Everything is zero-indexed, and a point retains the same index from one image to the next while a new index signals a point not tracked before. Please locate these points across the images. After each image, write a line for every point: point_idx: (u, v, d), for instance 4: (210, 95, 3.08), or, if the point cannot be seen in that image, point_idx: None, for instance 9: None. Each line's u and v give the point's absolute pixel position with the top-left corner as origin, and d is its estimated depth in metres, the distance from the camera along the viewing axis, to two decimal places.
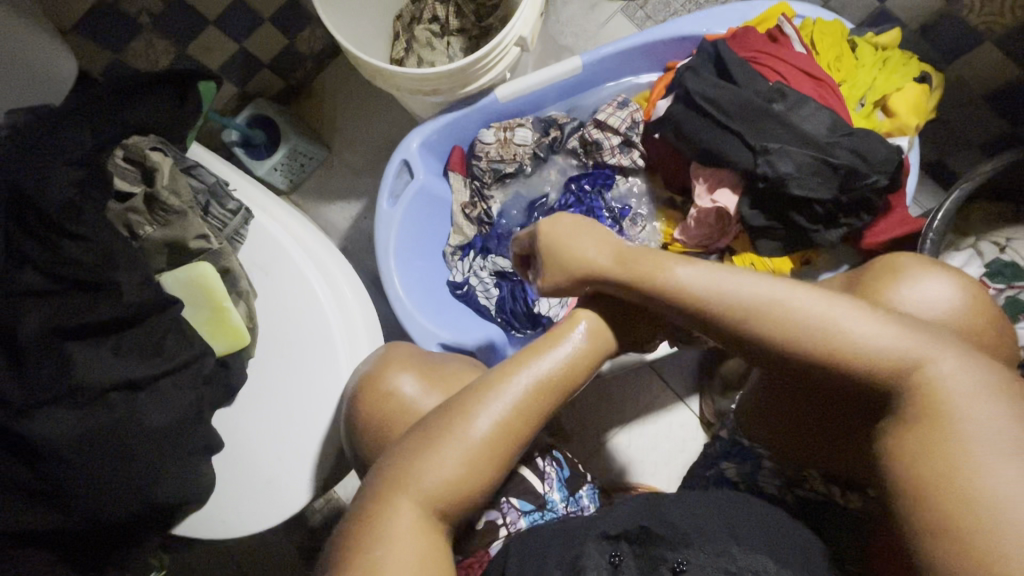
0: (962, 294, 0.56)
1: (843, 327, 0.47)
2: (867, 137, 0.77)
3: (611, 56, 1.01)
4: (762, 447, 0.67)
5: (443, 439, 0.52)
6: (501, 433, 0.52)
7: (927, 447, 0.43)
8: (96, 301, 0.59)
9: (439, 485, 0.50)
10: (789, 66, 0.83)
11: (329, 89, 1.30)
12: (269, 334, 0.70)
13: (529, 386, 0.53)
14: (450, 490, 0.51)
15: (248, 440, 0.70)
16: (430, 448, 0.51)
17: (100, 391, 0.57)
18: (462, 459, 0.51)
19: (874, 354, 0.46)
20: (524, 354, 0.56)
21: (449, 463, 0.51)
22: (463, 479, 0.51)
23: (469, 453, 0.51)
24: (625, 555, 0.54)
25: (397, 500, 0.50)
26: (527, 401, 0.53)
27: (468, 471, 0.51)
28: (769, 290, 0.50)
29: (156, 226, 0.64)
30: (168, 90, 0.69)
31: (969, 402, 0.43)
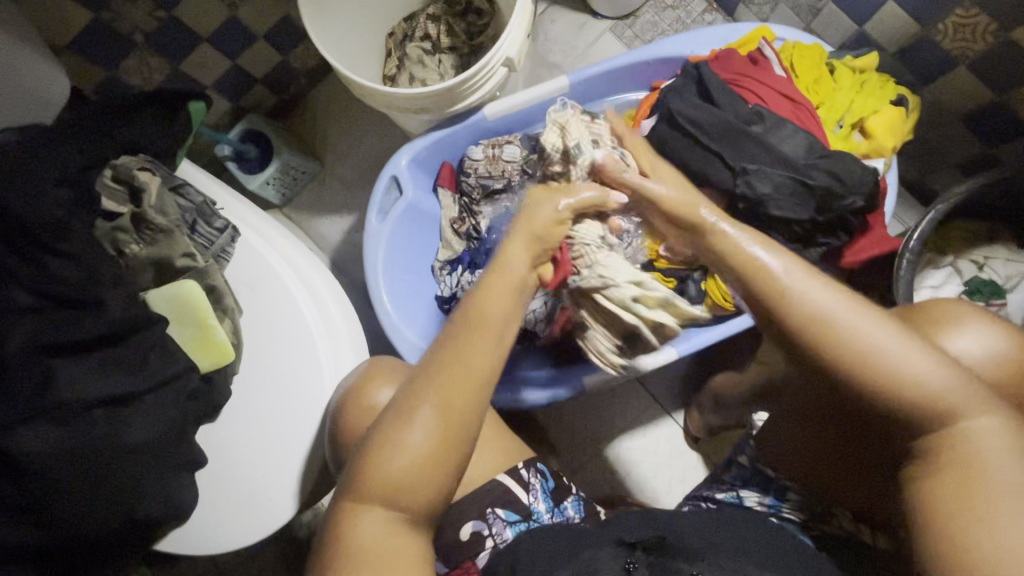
0: (1007, 341, 0.55)
1: (899, 361, 0.45)
2: (843, 159, 0.78)
3: (597, 76, 1.04)
4: (790, 480, 0.66)
5: (392, 436, 0.49)
6: (443, 430, 0.49)
7: (961, 493, 0.44)
8: (79, 317, 0.59)
9: (389, 488, 0.49)
10: (769, 88, 0.85)
11: (322, 104, 1.32)
12: (255, 350, 0.71)
13: (457, 362, 0.50)
14: (400, 493, 0.49)
15: (231, 455, 0.70)
16: (378, 453, 0.49)
17: (84, 406, 0.58)
18: (412, 465, 0.48)
19: (928, 391, 0.45)
20: (457, 323, 0.53)
21: (410, 458, 0.48)
22: (428, 474, 0.49)
23: (413, 455, 0.48)
24: (640, 564, 0.55)
25: (354, 506, 0.50)
26: (458, 378, 0.50)
27: (428, 462, 0.49)
28: (849, 309, 0.47)
29: (142, 245, 0.65)
30: (156, 109, 0.70)
31: (994, 454, 0.44)
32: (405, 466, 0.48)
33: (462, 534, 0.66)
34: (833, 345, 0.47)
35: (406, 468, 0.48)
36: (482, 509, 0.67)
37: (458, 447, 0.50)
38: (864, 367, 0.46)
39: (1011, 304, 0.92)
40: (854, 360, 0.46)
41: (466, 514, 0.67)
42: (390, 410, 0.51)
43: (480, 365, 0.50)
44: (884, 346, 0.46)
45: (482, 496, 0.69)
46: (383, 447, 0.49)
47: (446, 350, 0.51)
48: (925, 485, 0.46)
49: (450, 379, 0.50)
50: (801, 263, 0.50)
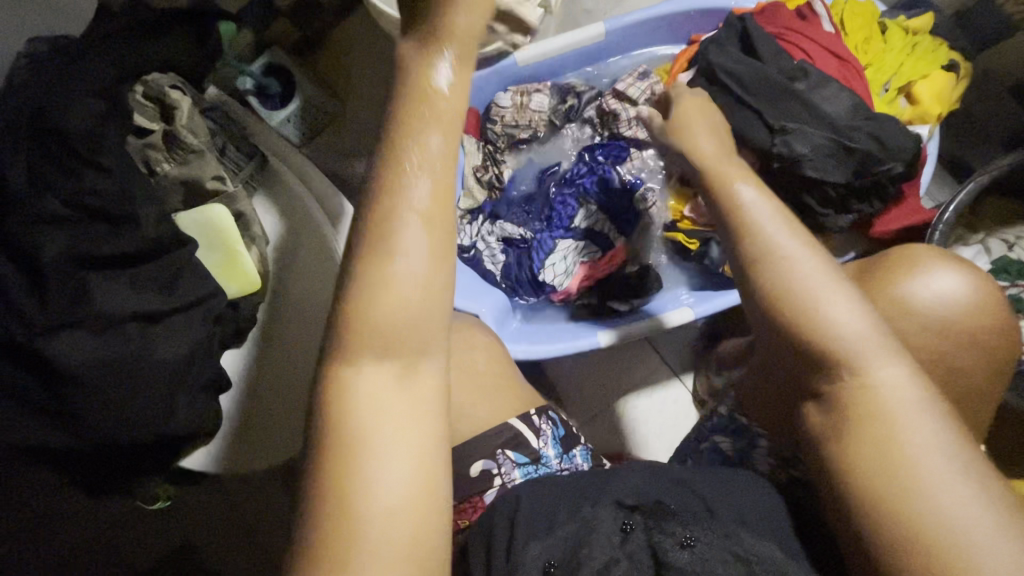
0: (973, 286, 0.60)
1: (822, 310, 0.49)
2: (887, 122, 0.76)
3: (634, 25, 1.01)
4: (762, 428, 0.69)
5: (385, 273, 0.41)
6: (439, 253, 0.42)
7: (877, 440, 0.46)
8: (116, 233, 0.59)
9: (393, 326, 0.41)
10: (815, 44, 0.82)
11: (346, 43, 1.28)
12: (278, 281, 0.72)
13: (439, 183, 0.43)
14: (408, 327, 0.42)
15: (255, 381, 0.73)
16: (370, 291, 0.41)
17: (116, 318, 0.58)
18: (417, 292, 0.42)
19: (837, 335, 0.48)
20: (403, 126, 0.43)
21: (404, 292, 0.41)
22: (415, 333, 0.42)
23: (418, 289, 0.42)
24: (637, 525, 0.54)
25: (353, 364, 0.41)
26: (434, 210, 0.42)
27: (430, 294, 0.42)
28: (800, 260, 0.51)
29: (173, 164, 0.64)
30: (185, 26, 0.68)
31: (904, 409, 0.46)
32: (407, 298, 0.41)
33: (473, 472, 0.68)
34: (779, 286, 0.50)
35: (388, 322, 0.41)
36: (492, 449, 0.69)
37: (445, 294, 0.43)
38: (808, 326, 0.49)
39: None
40: (808, 320, 0.49)
41: (477, 452, 0.68)
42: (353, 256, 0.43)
43: (436, 225, 0.42)
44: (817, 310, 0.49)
45: (494, 438, 0.70)
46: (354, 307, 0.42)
47: (409, 181, 0.42)
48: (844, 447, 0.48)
49: (434, 197, 0.42)
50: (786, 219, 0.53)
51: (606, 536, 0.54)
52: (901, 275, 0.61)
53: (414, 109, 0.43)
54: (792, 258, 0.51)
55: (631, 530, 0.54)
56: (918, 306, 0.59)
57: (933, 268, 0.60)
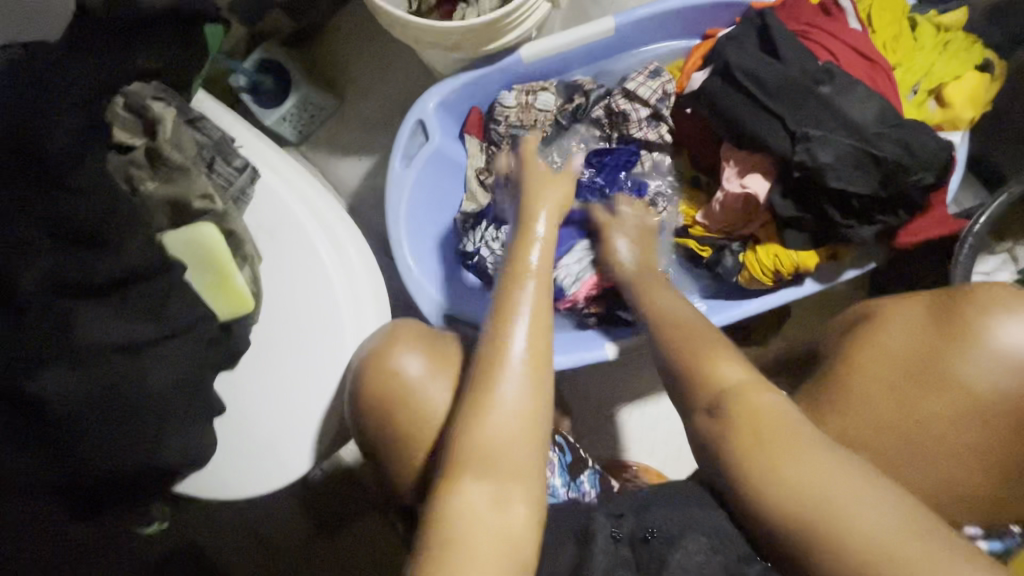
0: None
1: (754, 396, 0.53)
2: (918, 129, 0.71)
3: (646, 19, 0.95)
4: None
5: (490, 399, 0.53)
6: (532, 375, 0.54)
7: (813, 474, 0.49)
8: (97, 259, 0.55)
9: (496, 443, 0.52)
10: (840, 43, 0.77)
11: (344, 34, 1.23)
12: (272, 300, 0.68)
13: (535, 322, 0.57)
14: (510, 442, 0.52)
15: (248, 406, 0.69)
16: (478, 417, 0.52)
17: (102, 349, 0.55)
18: (520, 409, 0.53)
19: (771, 408, 0.53)
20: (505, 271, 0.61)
21: (506, 416, 0.53)
22: (516, 447, 0.52)
23: (515, 412, 0.53)
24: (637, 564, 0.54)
25: (460, 477, 0.51)
26: (535, 345, 0.55)
27: (528, 416, 0.53)
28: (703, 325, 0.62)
29: (158, 182, 0.60)
30: (170, 30, 0.62)
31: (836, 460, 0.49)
32: (507, 425, 0.52)
33: None
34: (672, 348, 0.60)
35: (490, 438, 0.52)
36: None
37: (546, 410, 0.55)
38: (770, 433, 0.51)
39: None
40: (769, 420, 0.52)
41: None
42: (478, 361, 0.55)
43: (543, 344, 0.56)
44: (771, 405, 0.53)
45: None
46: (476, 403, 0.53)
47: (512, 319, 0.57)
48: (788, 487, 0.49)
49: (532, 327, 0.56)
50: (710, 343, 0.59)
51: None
52: (983, 314, 0.55)
53: (507, 272, 0.61)
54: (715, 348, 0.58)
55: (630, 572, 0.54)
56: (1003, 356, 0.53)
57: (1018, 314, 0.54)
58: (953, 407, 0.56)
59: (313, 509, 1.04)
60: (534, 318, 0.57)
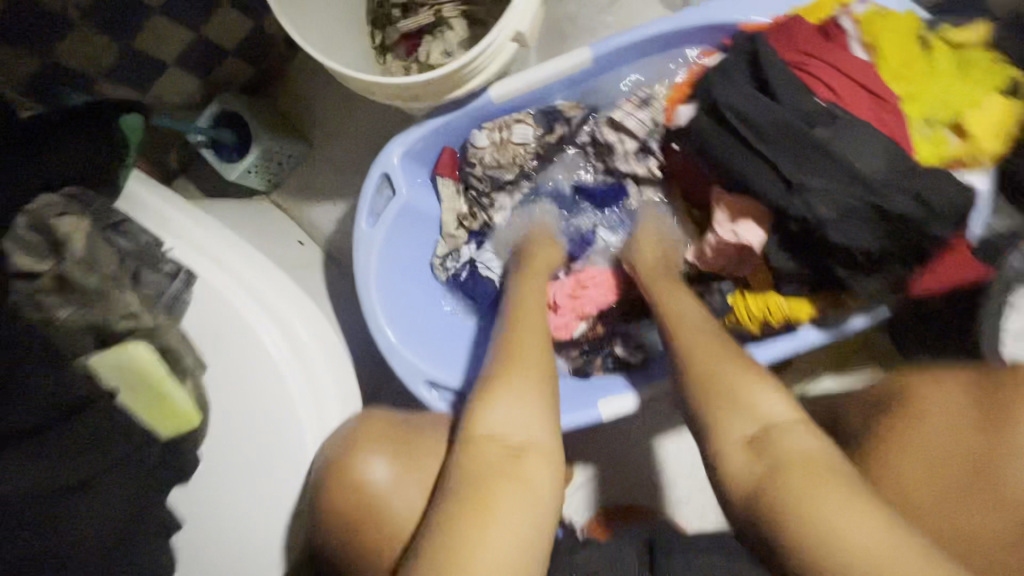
0: None
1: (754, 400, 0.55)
2: (934, 174, 0.63)
3: (627, 47, 0.86)
4: None
5: (500, 400, 0.57)
6: (544, 407, 0.58)
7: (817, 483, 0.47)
8: (3, 410, 0.49)
9: (504, 446, 0.54)
10: (842, 76, 0.68)
11: (308, 73, 1.15)
12: (223, 410, 0.62)
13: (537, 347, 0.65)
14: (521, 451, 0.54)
15: (202, 525, 0.63)
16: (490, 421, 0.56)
17: (21, 505, 0.49)
18: (527, 420, 0.56)
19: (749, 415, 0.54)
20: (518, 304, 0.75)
21: (510, 429, 0.55)
22: (519, 434, 0.55)
23: (525, 433, 0.56)
24: None
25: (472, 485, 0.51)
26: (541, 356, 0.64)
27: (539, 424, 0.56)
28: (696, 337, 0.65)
29: (73, 308, 0.54)
30: (88, 131, 0.58)
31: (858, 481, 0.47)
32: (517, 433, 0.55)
33: None
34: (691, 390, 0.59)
35: (495, 417, 0.56)
36: None
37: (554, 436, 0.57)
38: (791, 457, 0.50)
39: None
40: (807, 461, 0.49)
41: None
42: (477, 387, 0.60)
43: (544, 361, 0.63)
44: (773, 405, 0.54)
45: None
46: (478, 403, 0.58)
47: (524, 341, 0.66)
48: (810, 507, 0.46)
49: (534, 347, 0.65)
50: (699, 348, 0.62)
51: None
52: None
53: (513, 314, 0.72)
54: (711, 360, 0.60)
55: None
56: None
57: None
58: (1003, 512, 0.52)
59: None
60: (525, 366, 0.61)
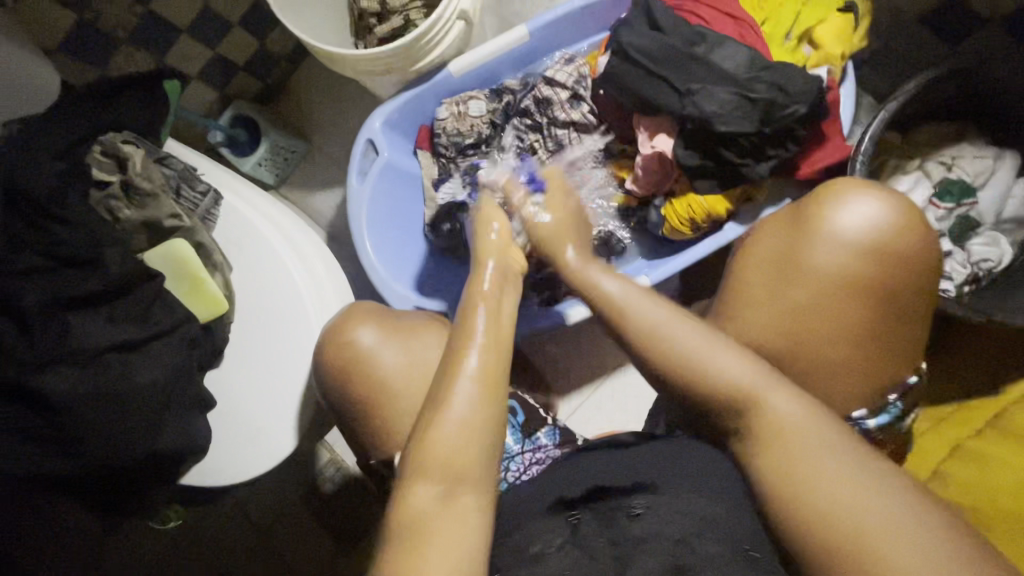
0: (887, 216, 0.63)
1: (707, 357, 0.59)
2: (784, 69, 0.81)
3: (556, 22, 1.07)
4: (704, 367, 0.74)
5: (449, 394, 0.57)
6: (491, 384, 0.59)
7: (784, 468, 0.54)
8: (84, 276, 0.66)
9: (448, 452, 0.55)
10: (712, 10, 0.87)
11: (306, 86, 1.38)
12: (245, 304, 0.78)
13: (494, 335, 0.61)
14: (462, 459, 0.55)
15: (234, 398, 0.79)
16: (438, 422, 0.56)
17: (98, 350, 0.66)
18: (473, 420, 0.56)
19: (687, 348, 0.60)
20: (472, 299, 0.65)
21: (454, 432, 0.56)
22: (466, 455, 0.56)
23: (466, 435, 0.56)
24: (583, 514, 0.59)
25: (416, 485, 0.55)
26: (495, 338, 0.61)
27: (485, 410, 0.57)
28: (636, 296, 0.64)
29: (132, 210, 0.71)
30: (139, 92, 0.77)
31: (821, 458, 0.53)
32: (462, 435, 0.56)
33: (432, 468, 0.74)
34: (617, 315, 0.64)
35: (445, 438, 0.56)
36: None
37: (499, 427, 0.58)
38: (687, 367, 0.60)
39: (981, 203, 0.92)
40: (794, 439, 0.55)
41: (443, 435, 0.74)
42: (440, 372, 0.60)
43: (498, 373, 0.60)
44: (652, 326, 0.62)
45: None
46: (431, 418, 0.57)
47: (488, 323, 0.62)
48: (786, 475, 0.54)
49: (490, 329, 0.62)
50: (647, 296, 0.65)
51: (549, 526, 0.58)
52: (824, 209, 0.66)
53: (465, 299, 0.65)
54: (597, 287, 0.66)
55: (578, 519, 0.59)
56: (833, 230, 0.64)
57: (853, 202, 0.65)
58: (814, 284, 0.65)
59: (326, 515, 1.13)
60: (494, 335, 0.61)
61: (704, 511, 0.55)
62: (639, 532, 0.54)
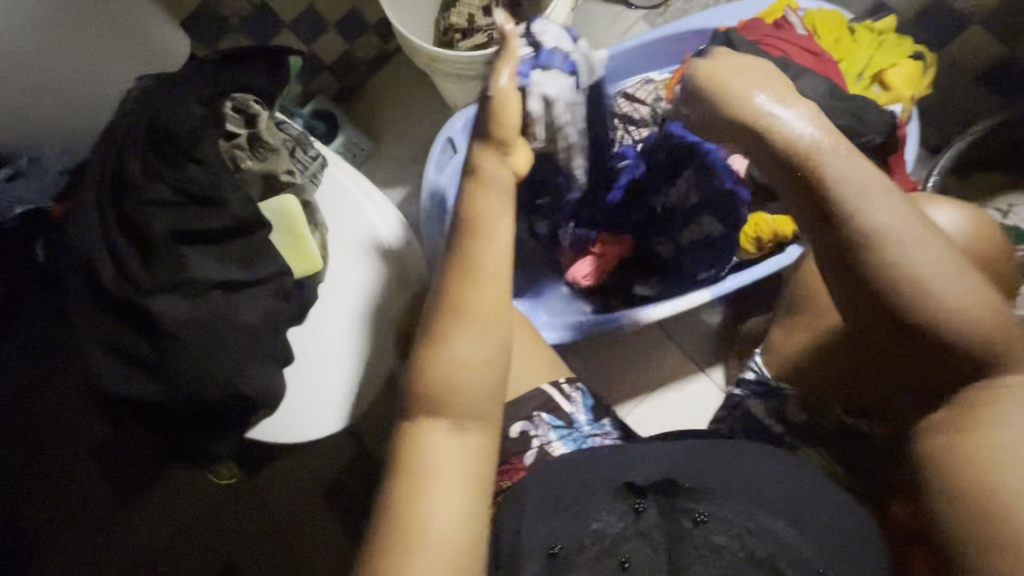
0: (967, 221, 0.74)
1: (934, 286, 0.52)
2: (861, 102, 0.87)
3: (634, 48, 1.14)
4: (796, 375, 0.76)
5: (454, 312, 0.65)
6: (486, 311, 0.65)
7: (987, 451, 0.50)
8: (205, 213, 0.69)
9: (449, 380, 0.63)
10: (793, 45, 0.94)
11: (380, 91, 1.46)
12: (336, 265, 0.82)
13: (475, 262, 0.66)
14: (462, 384, 0.63)
15: (315, 357, 0.81)
16: (436, 359, 0.64)
17: (205, 286, 0.69)
18: (472, 348, 0.64)
19: (958, 310, 0.52)
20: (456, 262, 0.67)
21: (458, 364, 0.64)
22: (475, 384, 0.64)
23: (463, 362, 0.64)
24: (649, 505, 0.63)
25: (425, 429, 0.63)
26: (482, 254, 0.66)
27: (485, 349, 0.65)
28: (895, 216, 0.54)
29: (254, 161, 0.76)
30: (263, 62, 0.80)
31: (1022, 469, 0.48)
32: (459, 373, 0.64)
33: (513, 432, 0.78)
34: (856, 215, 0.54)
35: (450, 375, 0.63)
36: (529, 411, 0.78)
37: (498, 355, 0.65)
38: (911, 287, 0.53)
39: None
40: (996, 431, 0.50)
41: (516, 416, 0.78)
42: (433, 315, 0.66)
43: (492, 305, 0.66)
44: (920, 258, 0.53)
45: (529, 402, 0.79)
46: (433, 350, 0.64)
47: (467, 262, 0.66)
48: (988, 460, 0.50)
49: (475, 254, 0.66)
50: (863, 165, 0.57)
51: (619, 515, 0.62)
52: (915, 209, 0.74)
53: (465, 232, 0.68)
54: (875, 214, 0.54)
55: (642, 508, 0.62)
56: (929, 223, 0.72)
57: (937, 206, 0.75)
58: None
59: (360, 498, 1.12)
60: (484, 274, 0.66)
61: (778, 531, 0.59)
62: (711, 543, 0.59)
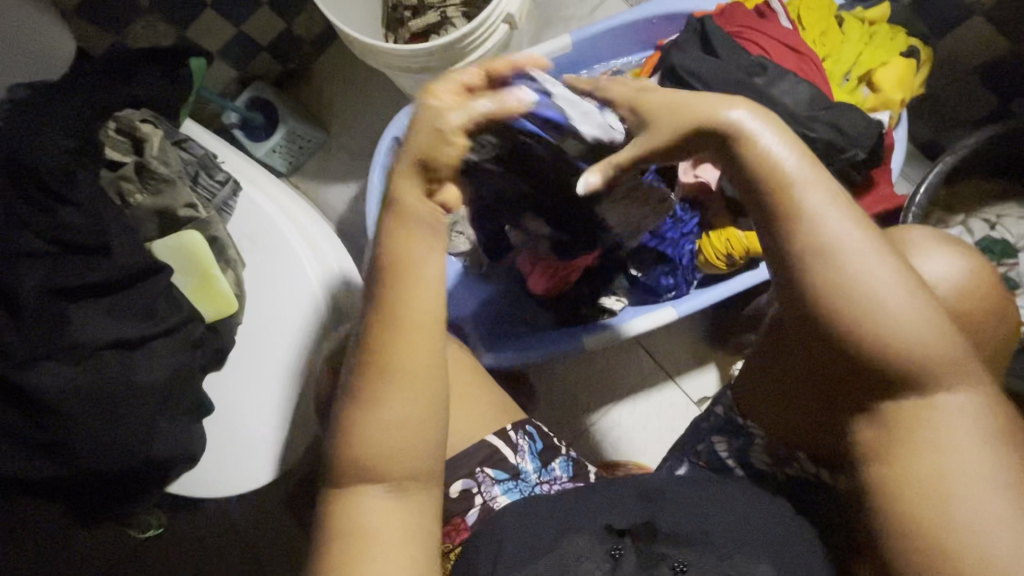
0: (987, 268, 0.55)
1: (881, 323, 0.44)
2: (846, 110, 0.77)
3: (601, 34, 1.01)
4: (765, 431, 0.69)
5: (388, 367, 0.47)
6: (418, 368, 0.48)
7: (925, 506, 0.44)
8: (91, 263, 0.61)
9: (383, 446, 0.48)
10: (774, 41, 0.83)
11: (327, 74, 1.32)
12: (255, 300, 0.72)
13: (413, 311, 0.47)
14: (397, 450, 0.48)
15: (233, 404, 0.72)
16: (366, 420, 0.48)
17: (94, 347, 0.60)
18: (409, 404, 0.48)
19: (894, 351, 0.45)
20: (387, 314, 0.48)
21: (389, 425, 0.48)
22: (412, 444, 0.48)
23: (397, 425, 0.48)
24: (628, 551, 0.53)
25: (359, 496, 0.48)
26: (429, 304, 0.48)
27: (424, 409, 0.48)
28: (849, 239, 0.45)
29: (146, 195, 0.68)
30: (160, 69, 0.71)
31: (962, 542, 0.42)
32: (390, 439, 0.48)
33: (454, 491, 0.69)
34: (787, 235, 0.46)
35: (381, 437, 0.48)
36: (471, 467, 0.70)
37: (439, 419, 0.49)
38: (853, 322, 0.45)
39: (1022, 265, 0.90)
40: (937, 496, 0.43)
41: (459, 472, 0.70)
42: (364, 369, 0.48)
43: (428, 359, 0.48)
44: (860, 278, 0.45)
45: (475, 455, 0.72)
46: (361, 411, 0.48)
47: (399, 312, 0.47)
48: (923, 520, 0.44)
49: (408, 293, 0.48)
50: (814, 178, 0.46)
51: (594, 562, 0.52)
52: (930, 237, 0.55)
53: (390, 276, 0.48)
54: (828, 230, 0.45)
55: (621, 556, 0.52)
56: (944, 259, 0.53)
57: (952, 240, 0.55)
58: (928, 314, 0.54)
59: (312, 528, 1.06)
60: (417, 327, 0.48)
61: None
62: None
